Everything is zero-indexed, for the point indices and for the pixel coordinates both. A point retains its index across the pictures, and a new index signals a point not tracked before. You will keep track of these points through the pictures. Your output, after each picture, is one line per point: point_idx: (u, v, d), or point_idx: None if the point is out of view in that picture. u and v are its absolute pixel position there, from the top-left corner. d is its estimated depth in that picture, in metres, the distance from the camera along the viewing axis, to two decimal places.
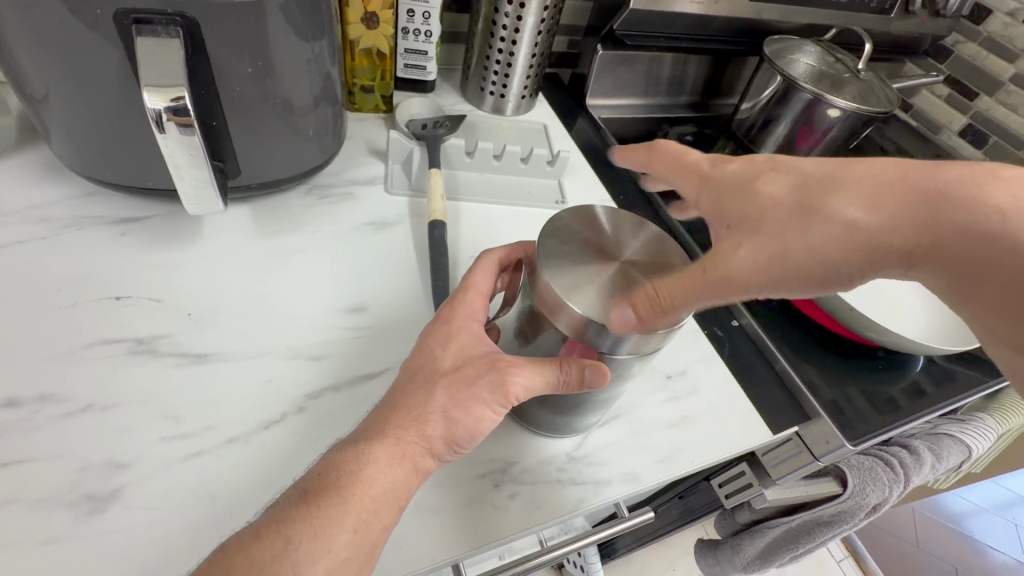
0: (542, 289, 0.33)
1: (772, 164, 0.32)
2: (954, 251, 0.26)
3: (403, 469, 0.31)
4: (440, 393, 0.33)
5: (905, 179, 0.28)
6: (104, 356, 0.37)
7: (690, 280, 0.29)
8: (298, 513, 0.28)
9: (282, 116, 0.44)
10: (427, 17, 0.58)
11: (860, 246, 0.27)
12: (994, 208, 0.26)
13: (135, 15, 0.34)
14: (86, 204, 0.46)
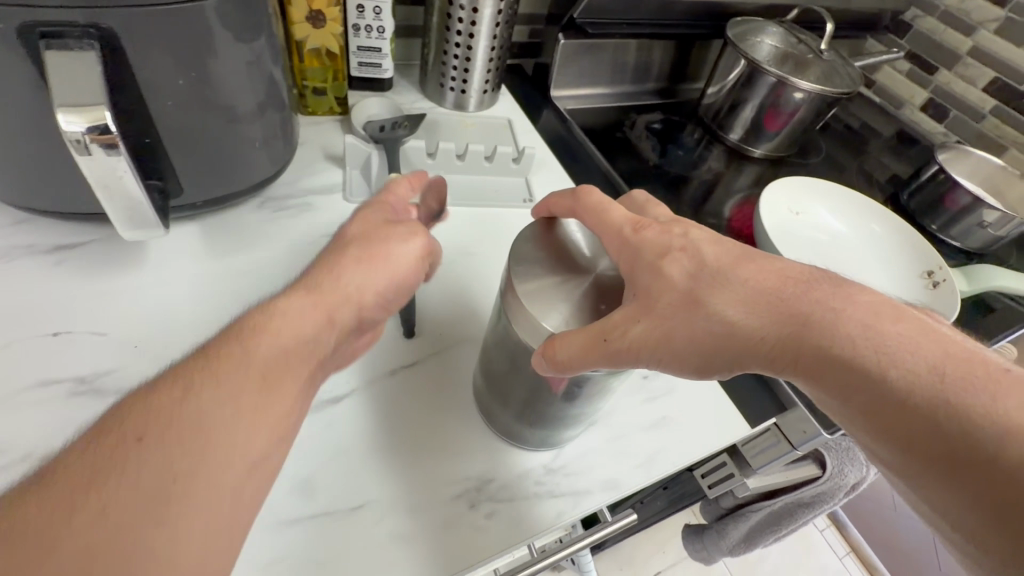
0: (512, 304, 0.31)
1: (680, 243, 0.30)
2: (817, 360, 0.25)
3: (314, 320, 0.29)
4: (351, 251, 0.33)
5: (782, 291, 0.27)
6: (42, 400, 0.35)
7: (589, 349, 0.28)
8: (182, 372, 0.25)
9: (225, 127, 0.41)
10: (379, 13, 0.55)
11: (730, 347, 0.27)
12: (855, 327, 0.25)
13: (42, 29, 0.31)
14: (17, 232, 0.43)
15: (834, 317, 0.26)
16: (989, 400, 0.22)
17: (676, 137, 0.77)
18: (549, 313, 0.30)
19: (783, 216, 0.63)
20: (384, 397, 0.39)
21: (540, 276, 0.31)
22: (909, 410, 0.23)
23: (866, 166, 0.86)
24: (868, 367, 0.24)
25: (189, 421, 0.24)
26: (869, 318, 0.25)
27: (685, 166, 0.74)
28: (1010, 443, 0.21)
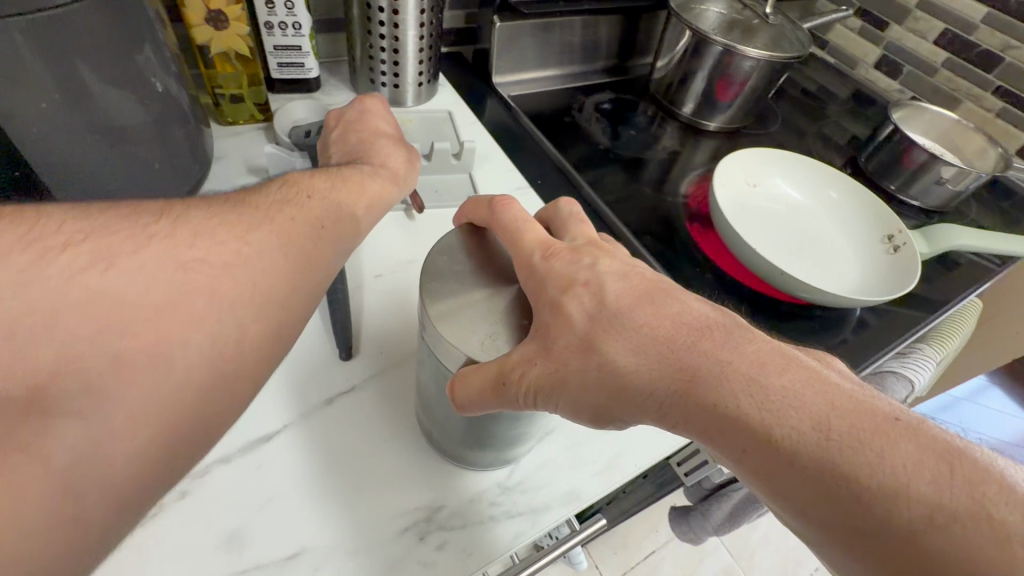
0: (429, 329, 0.28)
1: (585, 277, 0.28)
2: (705, 418, 0.23)
3: (387, 185, 0.38)
4: (397, 144, 0.43)
5: (674, 339, 0.25)
6: None
7: (488, 395, 0.26)
8: (309, 181, 0.33)
9: (114, 149, 0.37)
10: (291, 7, 0.50)
11: (619, 396, 0.25)
12: (742, 378, 0.23)
13: None
14: None
15: (721, 369, 0.23)
16: (877, 459, 0.20)
17: (627, 116, 0.74)
18: (467, 337, 0.27)
19: (738, 194, 0.60)
20: (314, 436, 0.36)
21: (460, 296, 0.28)
22: (801, 478, 0.21)
23: (824, 130, 0.85)
24: (755, 430, 0.22)
25: (308, 209, 0.31)
26: (754, 368, 0.23)
27: (639, 146, 0.71)
28: (900, 509, 0.19)
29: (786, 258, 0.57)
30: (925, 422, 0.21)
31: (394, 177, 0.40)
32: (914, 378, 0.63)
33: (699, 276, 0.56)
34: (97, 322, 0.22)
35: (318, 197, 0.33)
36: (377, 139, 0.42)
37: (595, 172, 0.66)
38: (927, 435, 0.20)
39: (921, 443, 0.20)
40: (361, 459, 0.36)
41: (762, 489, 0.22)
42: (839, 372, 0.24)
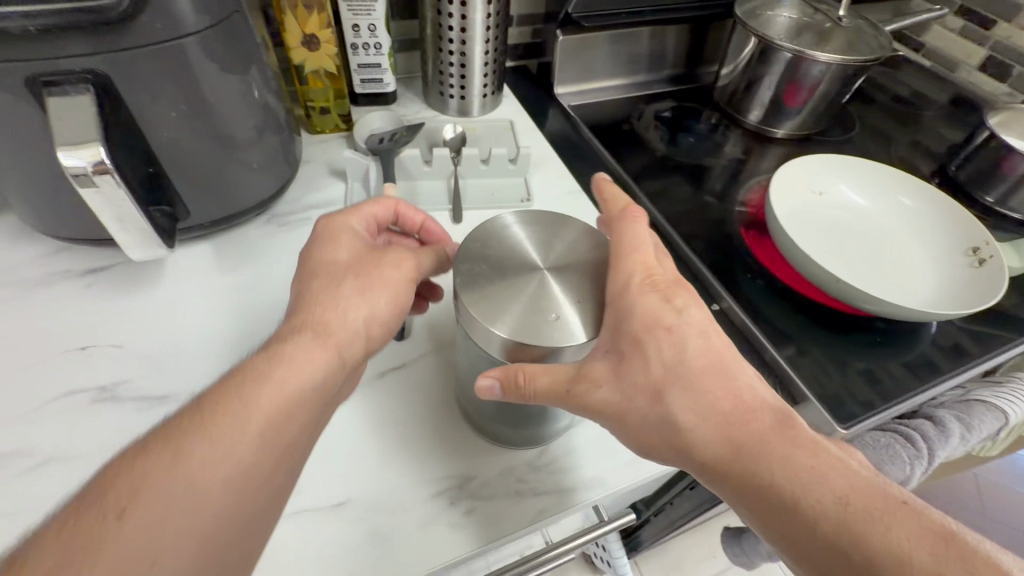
0: (463, 313, 0.31)
1: (669, 321, 0.31)
2: (746, 483, 0.28)
3: (315, 365, 0.31)
4: (349, 284, 0.35)
5: (730, 407, 0.29)
6: (69, 408, 0.38)
7: (554, 389, 0.30)
8: (177, 431, 0.27)
9: (224, 153, 0.44)
10: (373, 30, 0.57)
11: (669, 444, 0.30)
12: (779, 454, 0.28)
13: (45, 79, 0.34)
14: (57, 257, 0.46)
15: (758, 446, 0.28)
16: (886, 544, 0.25)
17: (689, 124, 0.74)
18: (499, 316, 0.30)
19: (800, 202, 0.59)
20: (365, 403, 0.41)
21: (498, 281, 0.31)
22: (824, 545, 0.26)
23: (913, 138, 0.79)
24: (786, 508, 0.27)
25: (196, 470, 0.26)
26: (791, 448, 0.28)
27: (699, 153, 0.71)
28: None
29: (851, 268, 0.54)
30: (926, 508, 0.26)
31: (337, 337, 0.33)
32: (1009, 412, 0.57)
33: (753, 282, 0.55)
34: None
35: (200, 443, 0.27)
36: (325, 287, 0.35)
37: (651, 179, 0.66)
38: (928, 518, 0.26)
39: (922, 527, 0.26)
40: (404, 428, 0.40)
41: (789, 548, 0.27)
42: (858, 461, 0.29)
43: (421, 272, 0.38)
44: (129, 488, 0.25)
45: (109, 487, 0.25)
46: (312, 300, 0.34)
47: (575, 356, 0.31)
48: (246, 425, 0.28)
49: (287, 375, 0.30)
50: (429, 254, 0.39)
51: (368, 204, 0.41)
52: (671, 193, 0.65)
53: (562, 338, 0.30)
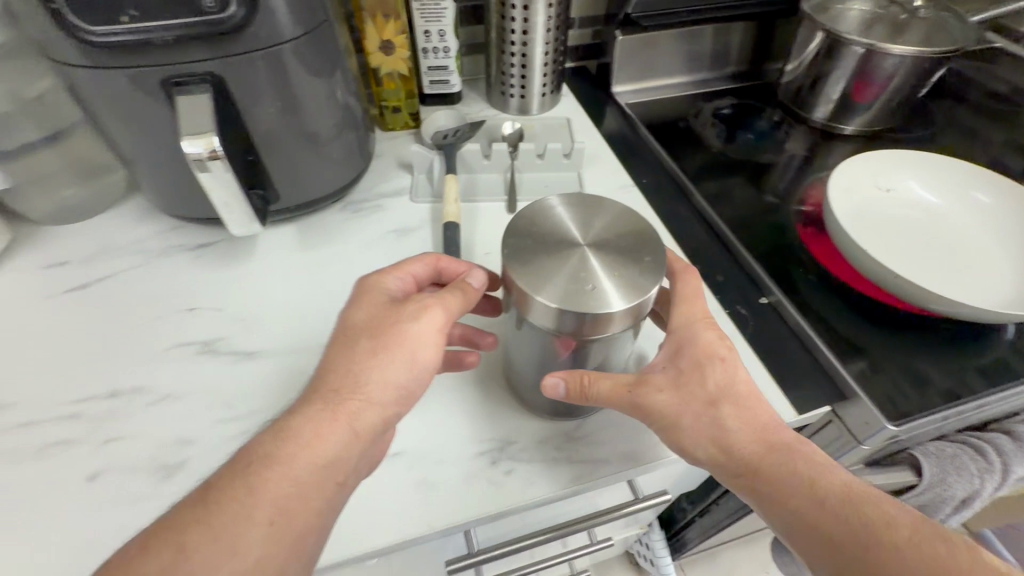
0: (510, 285, 0.34)
1: (722, 351, 0.37)
2: (779, 476, 0.34)
3: (327, 442, 0.32)
4: (365, 344, 0.35)
5: (764, 416, 0.36)
6: (179, 357, 0.45)
7: (616, 392, 0.35)
8: (188, 522, 0.29)
9: (309, 145, 0.50)
10: (442, 35, 0.62)
11: (715, 445, 0.35)
12: (802, 455, 0.34)
13: (175, 80, 0.41)
14: (173, 233, 0.55)
15: (787, 450, 0.34)
16: (891, 522, 0.31)
17: (748, 121, 0.74)
18: (543, 286, 0.32)
19: (863, 200, 0.57)
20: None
21: (543, 258, 0.34)
22: (845, 526, 0.31)
23: (1005, 135, 0.73)
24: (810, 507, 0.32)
25: (216, 555, 0.28)
26: (809, 452, 0.35)
27: (759, 150, 0.70)
28: (909, 545, 0.30)
29: (917, 266, 0.52)
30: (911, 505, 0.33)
31: (350, 409, 0.33)
32: None
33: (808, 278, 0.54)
34: None
35: (215, 530, 0.29)
36: (344, 359, 0.35)
37: (707, 175, 0.66)
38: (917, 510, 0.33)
39: (915, 516, 0.32)
40: (452, 394, 0.43)
41: (815, 538, 0.32)
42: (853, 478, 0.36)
43: (446, 322, 0.37)
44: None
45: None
46: (328, 374, 0.35)
47: (622, 320, 0.32)
48: (258, 509, 0.30)
49: (296, 453, 0.31)
50: (460, 297, 0.38)
51: (410, 260, 0.41)
52: (726, 188, 0.65)
53: (607, 302, 0.31)
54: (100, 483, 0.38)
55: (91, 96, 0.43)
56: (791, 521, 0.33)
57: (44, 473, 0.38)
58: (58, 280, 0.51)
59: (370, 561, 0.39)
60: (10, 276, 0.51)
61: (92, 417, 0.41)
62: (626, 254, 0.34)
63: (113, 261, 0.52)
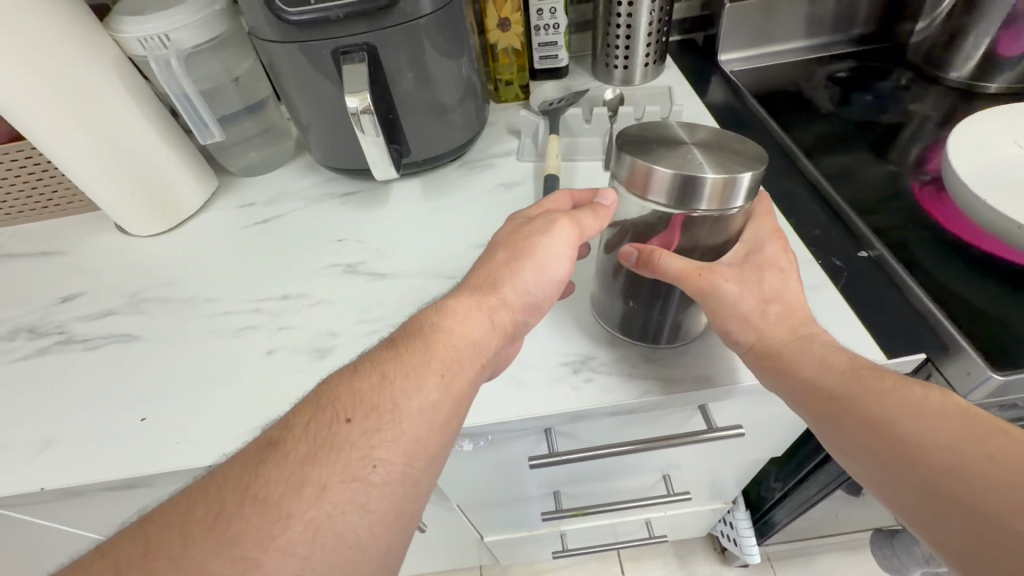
0: (622, 164, 0.38)
1: (782, 264, 0.42)
2: (800, 352, 0.39)
3: (476, 323, 0.38)
4: (501, 255, 0.42)
5: (797, 310, 0.42)
6: (331, 274, 0.57)
7: (686, 272, 0.40)
8: (369, 373, 0.35)
9: (436, 105, 0.59)
10: (553, 12, 0.68)
11: (755, 327, 0.41)
12: (818, 338, 0.40)
13: (340, 50, 0.52)
14: (328, 184, 0.68)
15: (808, 340, 0.40)
16: (891, 376, 0.37)
17: (868, 83, 0.70)
18: (653, 160, 0.36)
19: (994, 158, 0.53)
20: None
21: (655, 144, 0.38)
22: (858, 380, 0.37)
23: None
24: (818, 388, 0.38)
25: (397, 394, 0.33)
26: (823, 336, 0.41)
27: (877, 112, 0.67)
28: (913, 389, 0.35)
29: None
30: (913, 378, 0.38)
31: (492, 303, 0.39)
32: None
33: (920, 235, 0.52)
34: (241, 532, 0.27)
35: (399, 374, 0.34)
36: (487, 269, 0.42)
37: (818, 138, 0.64)
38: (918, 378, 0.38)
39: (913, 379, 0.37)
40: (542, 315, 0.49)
41: (835, 395, 0.37)
42: None
43: (582, 232, 0.42)
44: (345, 408, 0.33)
45: (332, 402, 0.33)
46: (474, 281, 0.41)
47: (721, 193, 0.35)
48: (432, 362, 0.35)
49: (456, 328, 0.37)
50: (592, 214, 0.42)
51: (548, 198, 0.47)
52: (835, 147, 0.63)
53: (710, 173, 0.35)
54: (274, 356, 0.50)
55: (280, 69, 0.55)
56: (812, 388, 0.38)
57: (239, 346, 0.51)
58: (248, 217, 0.66)
59: (467, 443, 0.48)
60: (218, 212, 0.67)
61: (270, 312, 0.54)
62: (727, 149, 0.38)
63: (286, 203, 0.67)
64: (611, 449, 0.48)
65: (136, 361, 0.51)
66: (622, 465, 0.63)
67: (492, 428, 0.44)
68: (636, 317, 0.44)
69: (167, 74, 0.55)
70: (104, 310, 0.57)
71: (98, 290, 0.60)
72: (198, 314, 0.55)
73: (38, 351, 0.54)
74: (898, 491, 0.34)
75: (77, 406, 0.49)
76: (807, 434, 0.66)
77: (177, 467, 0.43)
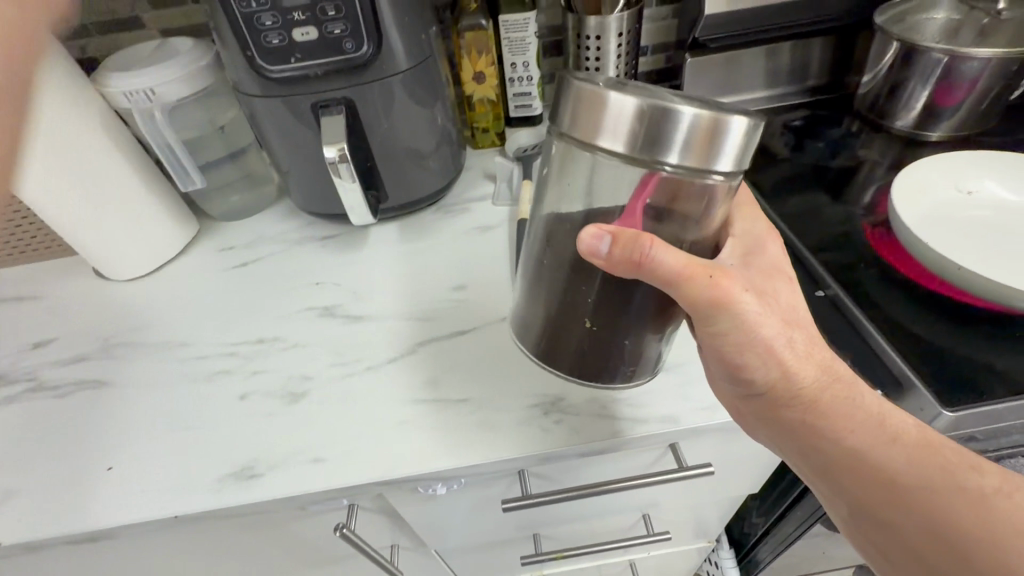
0: (594, 100, 0.31)
1: (789, 277, 0.42)
2: (834, 400, 0.39)
3: None
4: None
5: (819, 343, 0.40)
6: (306, 318, 0.57)
7: (689, 268, 0.34)
8: None
9: (413, 153, 0.61)
10: (527, 65, 0.73)
11: (783, 364, 0.39)
12: (849, 383, 0.40)
13: (319, 104, 0.54)
14: (308, 228, 0.69)
15: (837, 383, 0.39)
16: (922, 435, 0.38)
17: (821, 131, 0.75)
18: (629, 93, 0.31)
19: (934, 202, 0.57)
20: (485, 334, 0.52)
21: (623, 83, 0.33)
22: (891, 439, 0.38)
23: None
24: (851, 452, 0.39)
25: None
26: (850, 378, 0.40)
27: (831, 157, 0.71)
28: (941, 453, 0.37)
29: (991, 267, 0.51)
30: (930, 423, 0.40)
31: None
32: None
33: (874, 275, 0.54)
34: None
35: None
36: None
37: (776, 181, 0.68)
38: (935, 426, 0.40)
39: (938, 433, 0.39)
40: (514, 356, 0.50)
41: (868, 450, 0.38)
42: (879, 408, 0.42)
43: None
44: None
45: None
46: None
47: (709, 138, 0.31)
48: None
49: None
50: None
51: None
52: (793, 190, 0.66)
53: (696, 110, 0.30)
54: (247, 401, 0.50)
55: (262, 121, 0.57)
56: (842, 439, 0.39)
57: (212, 390, 0.51)
58: (227, 260, 0.67)
59: (440, 487, 0.47)
60: (197, 256, 0.68)
61: (244, 356, 0.54)
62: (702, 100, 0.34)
63: (265, 247, 0.68)
64: (584, 491, 0.48)
65: (105, 407, 0.51)
66: (599, 506, 0.63)
67: (463, 471, 0.44)
68: (588, 348, 0.41)
69: (149, 126, 0.57)
70: (76, 355, 0.57)
71: (71, 334, 0.59)
72: (170, 359, 0.55)
73: (5, 399, 0.53)
74: (877, 535, 0.39)
75: (42, 455, 0.48)
76: (781, 470, 0.67)
77: (142, 517, 0.43)
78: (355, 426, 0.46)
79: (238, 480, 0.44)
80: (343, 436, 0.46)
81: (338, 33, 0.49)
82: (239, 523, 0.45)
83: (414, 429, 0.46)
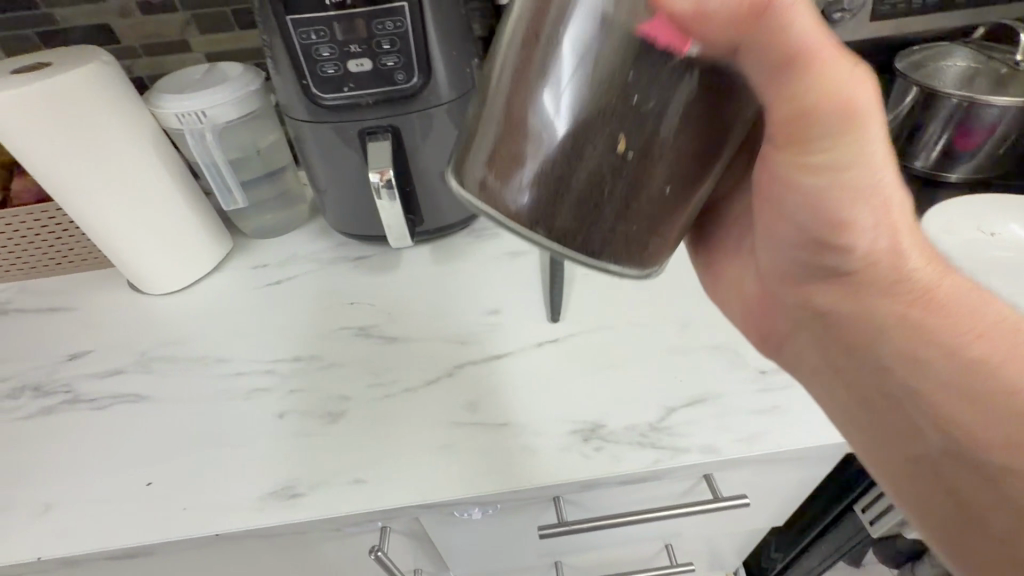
0: None
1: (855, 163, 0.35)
2: (951, 300, 0.31)
3: None
4: None
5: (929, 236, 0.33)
6: (342, 337, 0.58)
7: (825, 38, 0.25)
8: None
9: (451, 179, 0.63)
10: None
11: (898, 231, 0.30)
12: (972, 289, 0.32)
13: (367, 131, 0.56)
14: (341, 249, 0.71)
15: (954, 282, 0.31)
16: None
17: None
18: None
19: (958, 244, 0.59)
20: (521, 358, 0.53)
21: None
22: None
23: None
24: (961, 385, 0.31)
25: None
26: (973, 285, 0.32)
27: None
28: None
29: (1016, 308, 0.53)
30: None
31: None
32: None
33: None
34: None
35: None
36: None
37: None
38: None
39: None
40: (552, 382, 0.51)
41: (989, 371, 0.30)
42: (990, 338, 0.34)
43: None
44: None
45: None
46: None
47: None
48: None
49: None
50: None
51: None
52: None
53: None
54: (284, 419, 0.50)
55: (308, 144, 0.59)
56: (957, 348, 0.31)
57: (248, 407, 0.52)
58: (261, 277, 0.68)
59: (476, 511, 0.48)
60: (231, 273, 0.69)
61: (281, 374, 0.55)
62: None
63: (299, 266, 0.69)
64: (619, 519, 0.49)
65: (144, 422, 0.51)
66: (624, 534, 0.63)
67: (501, 496, 0.44)
68: (615, 194, 0.27)
69: (201, 147, 0.60)
70: (112, 368, 0.57)
71: (106, 348, 0.60)
72: (207, 375, 0.55)
73: (43, 411, 0.54)
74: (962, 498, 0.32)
75: (80, 469, 0.48)
76: (805, 503, 0.67)
77: (181, 535, 0.43)
78: (394, 447, 0.47)
79: (279, 499, 0.44)
80: (381, 458, 0.46)
81: (391, 65, 0.52)
82: (275, 542, 0.45)
83: (453, 453, 0.46)
